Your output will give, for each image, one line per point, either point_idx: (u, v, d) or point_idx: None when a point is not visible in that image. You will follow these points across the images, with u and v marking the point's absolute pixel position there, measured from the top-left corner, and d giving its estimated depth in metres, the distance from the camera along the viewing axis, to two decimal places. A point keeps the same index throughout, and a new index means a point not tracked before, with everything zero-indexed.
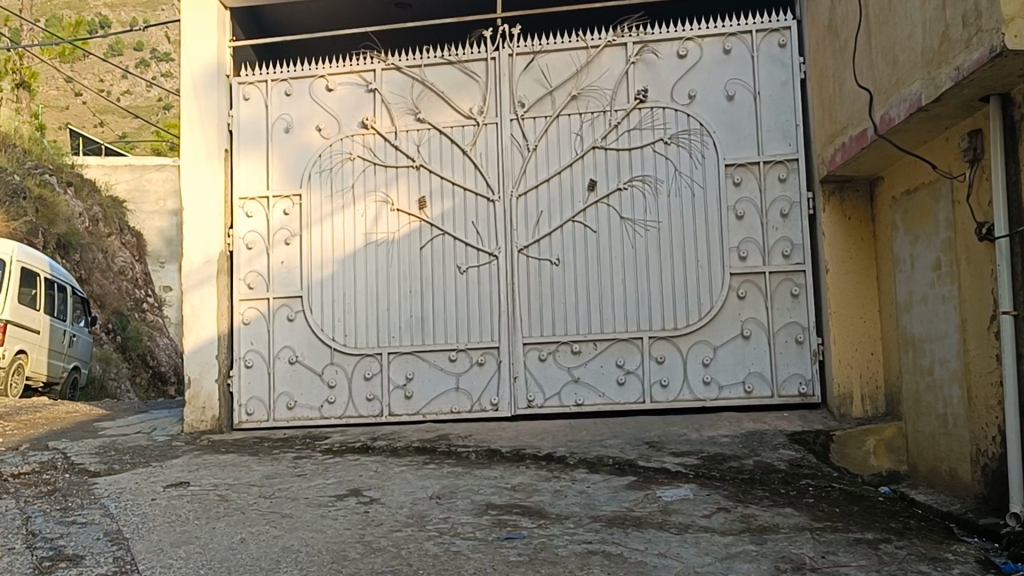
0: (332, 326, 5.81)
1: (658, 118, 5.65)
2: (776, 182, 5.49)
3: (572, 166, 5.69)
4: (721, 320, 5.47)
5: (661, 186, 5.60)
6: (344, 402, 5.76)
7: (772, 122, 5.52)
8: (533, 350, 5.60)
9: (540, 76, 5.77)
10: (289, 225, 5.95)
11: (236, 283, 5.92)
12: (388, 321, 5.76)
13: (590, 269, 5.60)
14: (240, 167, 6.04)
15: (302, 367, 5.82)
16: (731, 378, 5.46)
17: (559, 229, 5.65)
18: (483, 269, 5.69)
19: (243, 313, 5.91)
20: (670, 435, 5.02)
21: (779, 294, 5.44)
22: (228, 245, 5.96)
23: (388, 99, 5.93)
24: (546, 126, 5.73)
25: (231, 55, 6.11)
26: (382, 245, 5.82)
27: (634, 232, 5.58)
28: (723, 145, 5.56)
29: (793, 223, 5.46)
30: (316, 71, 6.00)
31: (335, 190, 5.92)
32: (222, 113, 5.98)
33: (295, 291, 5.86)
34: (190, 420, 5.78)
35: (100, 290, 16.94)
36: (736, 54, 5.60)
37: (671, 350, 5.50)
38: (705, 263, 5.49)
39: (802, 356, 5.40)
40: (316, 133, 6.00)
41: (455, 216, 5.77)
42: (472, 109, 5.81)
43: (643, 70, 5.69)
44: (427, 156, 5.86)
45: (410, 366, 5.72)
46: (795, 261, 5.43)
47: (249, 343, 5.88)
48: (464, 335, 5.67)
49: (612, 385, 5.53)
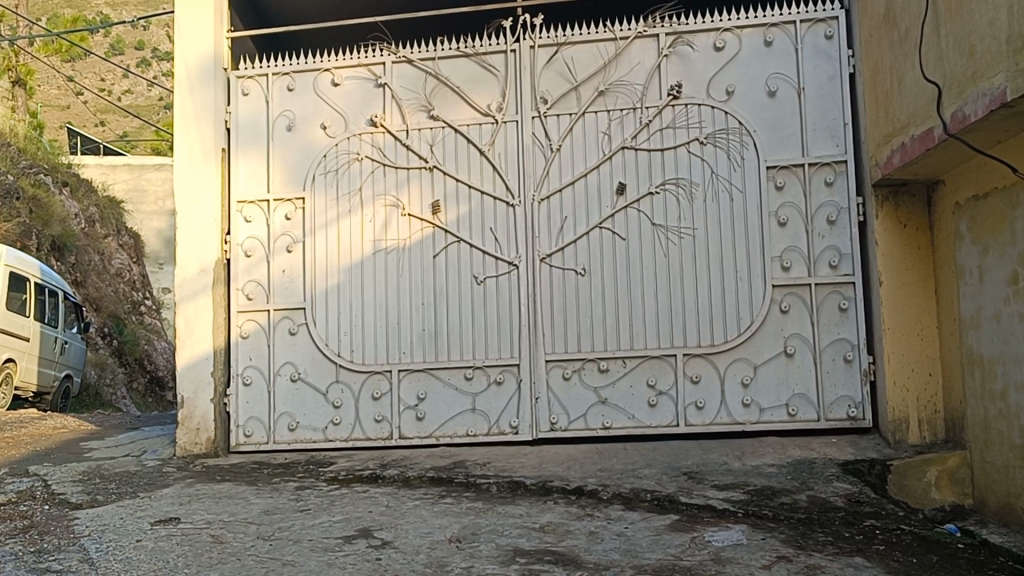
0: (337, 340, 5.35)
1: (693, 115, 5.20)
2: (821, 185, 5.04)
3: (599, 168, 5.24)
4: (762, 337, 5.02)
5: (697, 190, 5.14)
6: (350, 423, 5.30)
7: (819, 121, 5.07)
8: (556, 368, 5.15)
9: (564, 70, 5.32)
10: (291, 231, 5.50)
11: (233, 293, 5.47)
12: (399, 335, 5.30)
13: (618, 280, 5.15)
14: (238, 168, 5.59)
15: (305, 385, 5.37)
16: (773, 400, 5.00)
17: (584, 236, 5.19)
18: (501, 280, 5.24)
19: (241, 326, 5.46)
20: (709, 464, 4.56)
21: (826, 308, 4.99)
22: (225, 252, 5.50)
23: (399, 95, 5.48)
24: (571, 124, 5.27)
25: (228, 47, 5.66)
26: (392, 252, 5.37)
27: (667, 239, 5.13)
28: (764, 144, 5.10)
29: (840, 231, 5.01)
30: (320, 64, 5.54)
31: (341, 193, 5.47)
32: (219, 110, 5.52)
33: (297, 302, 5.41)
34: (183, 442, 5.32)
35: (96, 292, 16.45)
36: (778, 46, 5.16)
37: (707, 369, 5.05)
38: (745, 274, 5.05)
39: (851, 375, 4.95)
40: (321, 131, 5.55)
41: (471, 221, 5.32)
42: (490, 106, 5.36)
43: (676, 64, 5.24)
44: (441, 157, 5.41)
45: (422, 385, 5.27)
46: (843, 272, 4.98)
47: (247, 359, 5.43)
48: (482, 351, 5.22)
49: (643, 407, 5.07)
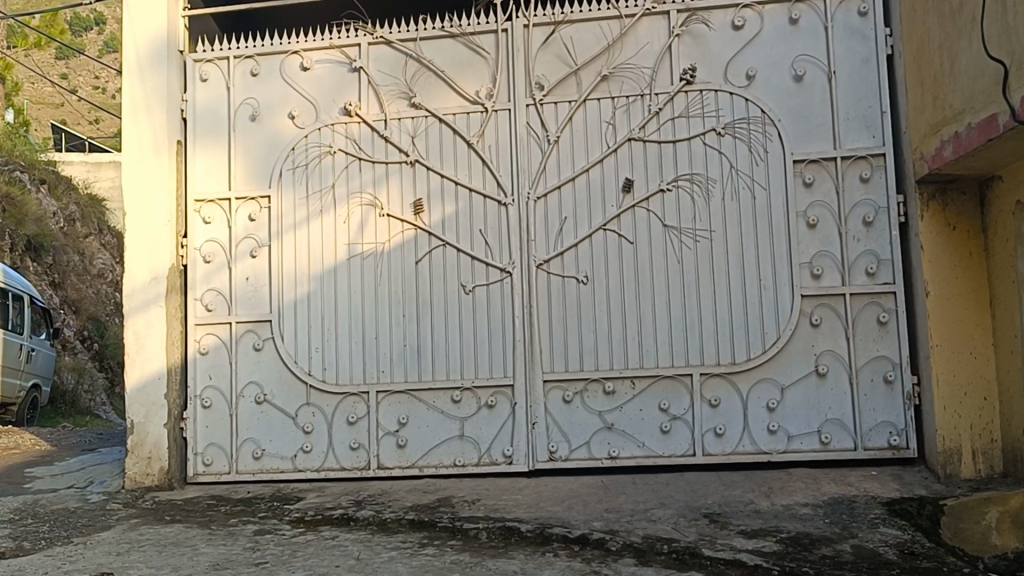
0: (307, 357, 4.73)
1: (709, 102, 4.58)
2: (856, 182, 4.43)
3: (603, 163, 4.62)
4: (789, 354, 4.41)
5: (714, 187, 4.53)
6: (322, 451, 4.68)
7: (853, 108, 4.46)
8: (556, 390, 4.53)
9: (562, 51, 4.71)
10: (256, 233, 4.87)
11: (190, 304, 4.85)
12: (377, 351, 4.68)
13: (625, 289, 4.53)
14: (196, 163, 4.96)
15: (272, 409, 4.75)
16: (803, 426, 4.39)
17: (587, 240, 4.58)
18: (493, 289, 4.62)
19: (200, 341, 4.83)
20: (732, 503, 3.94)
21: (863, 321, 4.38)
22: (181, 257, 4.88)
23: (376, 80, 4.86)
24: (571, 113, 4.66)
25: (185, 26, 5.04)
26: (370, 257, 4.74)
27: (681, 243, 4.51)
28: (790, 135, 4.49)
29: (878, 233, 4.40)
30: (287, 46, 4.92)
31: (312, 192, 4.84)
32: (173, 97, 4.90)
33: (263, 314, 4.79)
34: (133, 473, 4.68)
35: (75, 294, 15.80)
36: (805, 24, 4.54)
37: (726, 390, 4.44)
38: (769, 282, 4.44)
39: (891, 398, 4.34)
40: (288, 120, 4.92)
41: (458, 223, 4.70)
42: (479, 92, 4.74)
43: (689, 45, 4.62)
44: (424, 150, 4.78)
45: (403, 408, 4.64)
46: (882, 280, 4.37)
47: (206, 378, 4.81)
48: (471, 369, 4.60)
49: (654, 434, 4.46)
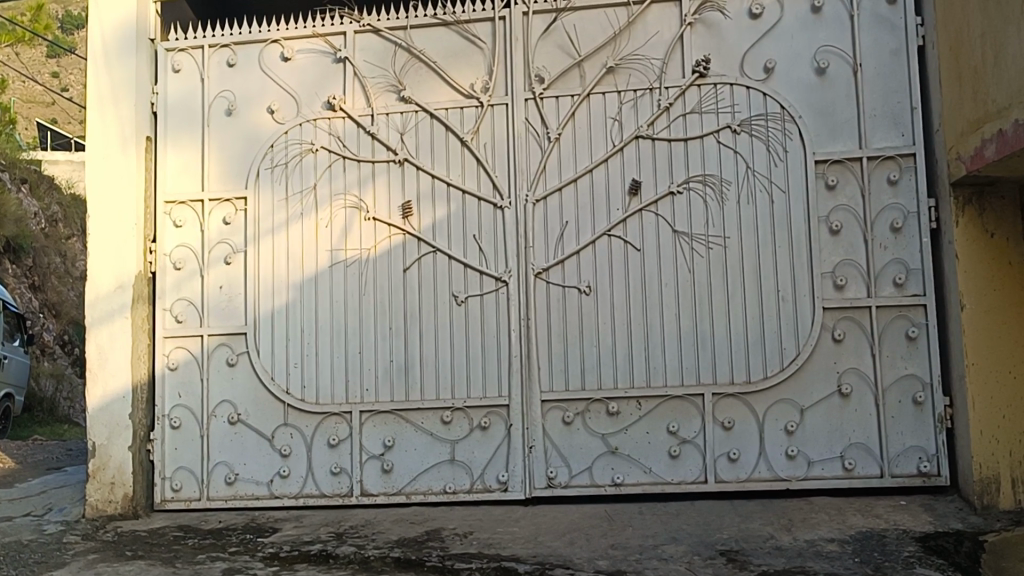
0: (285, 374, 4.36)
1: (724, 96, 4.21)
2: (883, 184, 4.07)
3: (608, 163, 4.25)
4: (810, 373, 4.05)
5: (729, 190, 4.17)
6: (300, 476, 4.31)
7: (880, 104, 4.10)
8: (555, 410, 4.16)
9: (564, 41, 4.34)
10: (231, 238, 4.49)
11: (159, 315, 4.48)
12: (361, 367, 4.30)
13: (632, 301, 4.16)
14: (167, 161, 4.59)
15: (246, 430, 4.38)
16: (825, 451, 4.02)
17: (590, 246, 4.21)
18: (487, 300, 4.25)
19: (169, 355, 4.46)
20: (750, 539, 3.57)
21: (891, 336, 4.02)
22: (150, 264, 4.50)
23: (362, 72, 4.49)
24: (574, 108, 4.29)
25: (156, 14, 4.67)
26: (354, 265, 4.37)
27: (693, 251, 4.15)
28: (812, 133, 4.13)
29: (908, 240, 4.04)
30: (266, 35, 4.55)
31: (291, 194, 4.47)
32: (143, 90, 4.53)
33: (237, 327, 4.41)
34: (94, 500, 4.29)
35: (56, 297, 15.38)
36: (829, 12, 4.18)
37: (741, 411, 4.07)
38: (789, 294, 4.07)
39: (921, 421, 3.98)
40: (267, 115, 4.55)
41: (450, 228, 4.33)
42: (474, 85, 4.37)
43: (702, 34, 4.26)
44: (413, 148, 4.41)
45: (389, 429, 4.26)
46: (911, 292, 4.01)
47: (176, 396, 4.44)
48: (463, 387, 4.22)
49: (662, 459, 4.10)
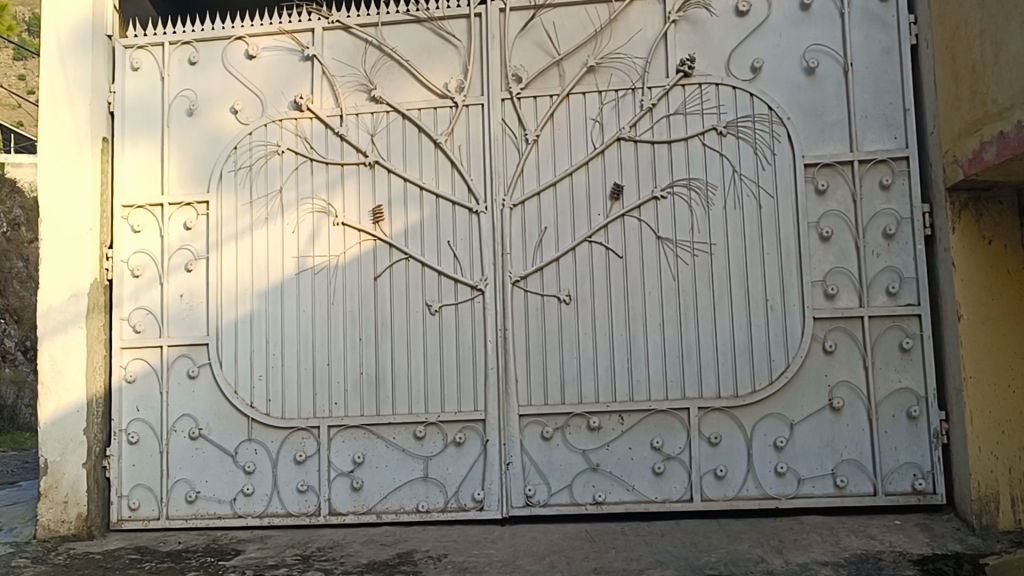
0: (249, 387, 4.14)
1: (709, 97, 4.04)
2: (876, 189, 3.91)
3: (588, 166, 4.06)
4: (800, 386, 3.88)
5: (715, 195, 4.00)
6: (265, 494, 4.09)
7: (871, 106, 3.95)
8: (534, 425, 3.97)
9: (543, 39, 4.16)
10: (192, 244, 4.28)
11: (116, 325, 4.25)
12: (329, 380, 4.09)
13: (614, 310, 3.97)
14: (125, 163, 4.36)
15: (208, 446, 4.15)
16: (815, 468, 3.85)
17: (570, 253, 4.02)
18: (462, 310, 4.06)
19: (127, 367, 4.23)
20: (740, 560, 3.38)
21: (884, 348, 3.86)
22: (107, 271, 4.27)
23: (331, 70, 4.28)
24: (553, 108, 4.10)
25: (114, 8, 4.45)
26: (322, 273, 4.16)
27: (677, 258, 3.97)
28: (801, 136, 3.96)
29: (901, 247, 3.88)
30: (229, 31, 4.34)
31: (255, 197, 4.25)
32: (99, 88, 4.31)
33: (199, 337, 4.19)
34: (46, 521, 4.06)
35: (18, 303, 15.03)
36: (818, 10, 4.03)
37: (728, 426, 3.90)
38: (778, 304, 3.90)
39: (916, 435, 3.82)
40: (230, 115, 4.33)
41: (423, 233, 4.13)
42: (448, 85, 4.18)
43: (686, 33, 4.09)
44: (384, 150, 4.20)
45: (359, 444, 4.06)
46: (904, 301, 3.85)
47: (134, 411, 4.21)
48: (437, 401, 4.02)
49: (646, 476, 3.91)
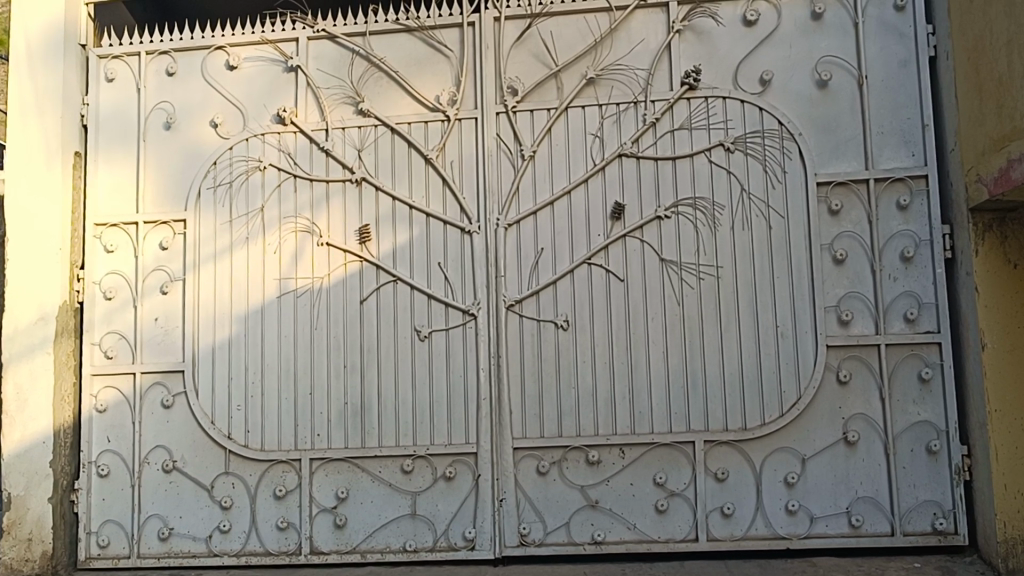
0: (227, 418, 3.90)
1: (716, 111, 3.82)
2: (892, 209, 3.69)
3: (588, 184, 3.83)
4: (812, 418, 3.64)
5: (722, 215, 3.76)
6: (243, 531, 3.85)
7: (887, 121, 3.73)
8: (529, 459, 3.73)
9: (540, 50, 3.94)
10: (168, 265, 4.03)
11: (87, 350, 4.01)
12: (312, 410, 3.85)
13: (614, 337, 3.74)
14: (99, 179, 4.13)
15: (183, 480, 3.91)
16: (828, 506, 3.61)
17: (568, 276, 3.79)
18: (453, 335, 3.82)
19: (97, 396, 3.99)
20: None
21: (902, 378, 3.62)
22: (77, 293, 4.05)
23: (316, 81, 4.05)
24: (550, 122, 3.87)
25: (88, 16, 4.23)
26: (305, 296, 3.92)
27: (682, 282, 3.74)
28: (813, 153, 3.74)
29: (919, 271, 3.65)
30: (210, 40, 4.12)
31: (235, 216, 4.02)
32: (71, 99, 4.09)
33: (174, 364, 3.95)
34: (9, 560, 3.79)
35: None
36: (831, 20, 3.81)
37: (736, 461, 3.66)
38: (789, 331, 3.67)
39: (936, 472, 3.58)
40: (210, 129, 4.10)
41: (412, 254, 3.89)
42: (440, 97, 3.95)
43: (691, 43, 3.87)
44: (372, 166, 3.97)
45: (343, 479, 3.81)
46: (923, 328, 3.62)
47: (105, 442, 3.97)
48: (426, 432, 3.78)
49: (648, 514, 3.67)
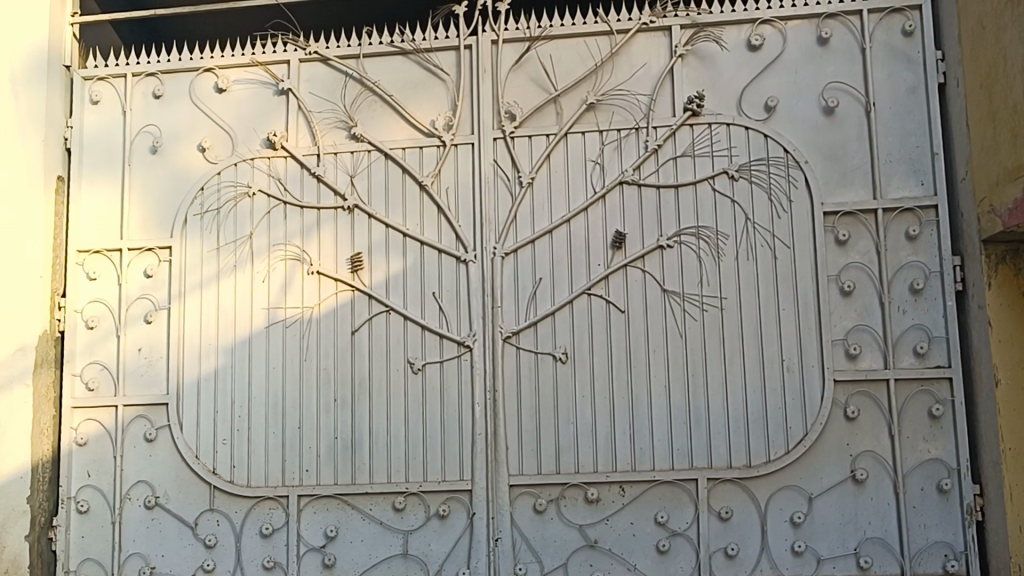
0: (212, 452, 3.76)
1: (719, 138, 3.71)
2: (901, 240, 3.58)
3: (588, 212, 3.72)
4: (819, 455, 3.52)
5: (726, 244, 3.65)
6: (227, 571, 3.69)
7: (896, 149, 3.63)
8: (526, 496, 3.60)
9: (539, 74, 3.84)
10: (152, 293, 3.90)
11: (67, 381, 3.87)
12: (300, 445, 3.71)
13: (615, 370, 3.62)
14: (82, 204, 4.00)
15: (166, 516, 3.76)
16: (836, 547, 3.48)
17: (567, 307, 3.67)
18: (447, 368, 3.69)
19: (78, 429, 3.85)
20: None
21: (911, 414, 3.50)
22: (58, 322, 3.91)
23: (308, 105, 3.94)
24: (549, 148, 3.76)
25: (72, 36, 4.10)
26: (294, 326, 3.79)
27: (685, 314, 3.62)
28: (820, 181, 3.63)
29: (929, 304, 3.54)
30: (199, 62, 4.01)
31: (222, 243, 3.89)
32: (53, 122, 3.96)
33: (157, 396, 3.81)
34: None
35: None
36: (837, 45, 3.72)
37: (740, 499, 3.53)
38: (795, 365, 3.55)
39: (947, 512, 3.45)
40: (198, 153, 3.98)
41: (405, 284, 3.77)
42: (435, 122, 3.84)
43: (694, 68, 3.77)
44: (365, 192, 3.85)
45: (332, 516, 3.67)
46: (934, 363, 3.50)
47: (85, 477, 3.82)
48: (418, 468, 3.65)
49: (648, 554, 3.53)
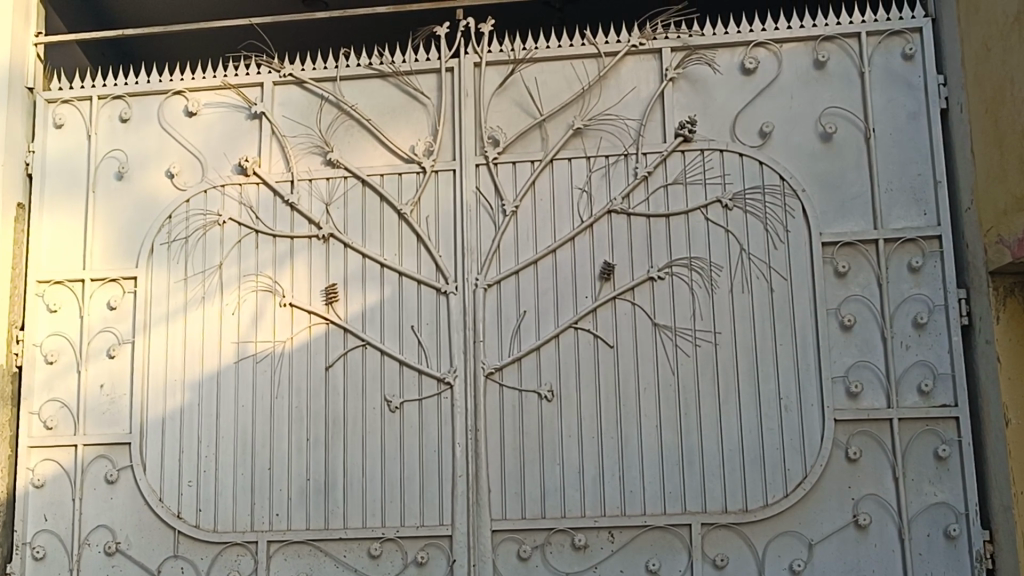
0: (177, 495, 3.54)
1: (713, 165, 3.55)
2: (903, 271, 3.41)
3: (575, 242, 3.54)
4: (819, 499, 3.33)
5: (720, 276, 3.47)
6: None
7: (896, 177, 3.47)
8: (509, 542, 3.39)
9: (524, 97, 3.68)
10: (115, 326, 3.69)
11: (24, 419, 3.66)
12: (270, 488, 3.50)
13: (604, 409, 3.43)
14: (43, 232, 3.81)
15: (126, 563, 3.53)
16: None
17: (553, 341, 3.48)
18: (427, 406, 3.50)
19: (34, 469, 3.63)
20: None
21: (916, 455, 3.32)
22: (15, 356, 3.70)
23: (282, 129, 3.77)
24: (534, 175, 3.59)
25: (37, 56, 3.93)
26: (265, 362, 3.59)
27: (677, 349, 3.44)
28: (817, 210, 3.47)
29: (932, 339, 3.37)
30: (168, 84, 3.83)
31: (190, 273, 3.69)
32: (14, 146, 3.78)
33: (120, 435, 3.60)
34: None
35: None
36: (834, 69, 3.57)
37: (736, 546, 3.32)
38: (794, 403, 3.37)
39: (955, 559, 3.25)
40: (166, 179, 3.79)
41: (382, 317, 3.58)
42: (415, 147, 3.67)
43: (686, 92, 3.61)
44: (341, 220, 3.66)
45: (303, 564, 3.45)
46: (939, 401, 3.33)
47: (41, 520, 3.60)
48: (395, 513, 3.44)
49: None
